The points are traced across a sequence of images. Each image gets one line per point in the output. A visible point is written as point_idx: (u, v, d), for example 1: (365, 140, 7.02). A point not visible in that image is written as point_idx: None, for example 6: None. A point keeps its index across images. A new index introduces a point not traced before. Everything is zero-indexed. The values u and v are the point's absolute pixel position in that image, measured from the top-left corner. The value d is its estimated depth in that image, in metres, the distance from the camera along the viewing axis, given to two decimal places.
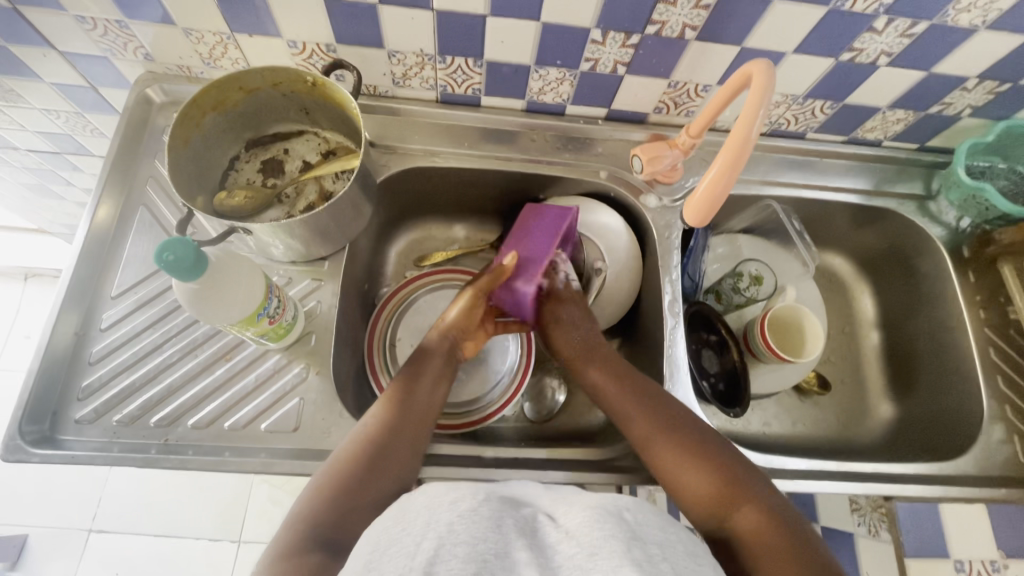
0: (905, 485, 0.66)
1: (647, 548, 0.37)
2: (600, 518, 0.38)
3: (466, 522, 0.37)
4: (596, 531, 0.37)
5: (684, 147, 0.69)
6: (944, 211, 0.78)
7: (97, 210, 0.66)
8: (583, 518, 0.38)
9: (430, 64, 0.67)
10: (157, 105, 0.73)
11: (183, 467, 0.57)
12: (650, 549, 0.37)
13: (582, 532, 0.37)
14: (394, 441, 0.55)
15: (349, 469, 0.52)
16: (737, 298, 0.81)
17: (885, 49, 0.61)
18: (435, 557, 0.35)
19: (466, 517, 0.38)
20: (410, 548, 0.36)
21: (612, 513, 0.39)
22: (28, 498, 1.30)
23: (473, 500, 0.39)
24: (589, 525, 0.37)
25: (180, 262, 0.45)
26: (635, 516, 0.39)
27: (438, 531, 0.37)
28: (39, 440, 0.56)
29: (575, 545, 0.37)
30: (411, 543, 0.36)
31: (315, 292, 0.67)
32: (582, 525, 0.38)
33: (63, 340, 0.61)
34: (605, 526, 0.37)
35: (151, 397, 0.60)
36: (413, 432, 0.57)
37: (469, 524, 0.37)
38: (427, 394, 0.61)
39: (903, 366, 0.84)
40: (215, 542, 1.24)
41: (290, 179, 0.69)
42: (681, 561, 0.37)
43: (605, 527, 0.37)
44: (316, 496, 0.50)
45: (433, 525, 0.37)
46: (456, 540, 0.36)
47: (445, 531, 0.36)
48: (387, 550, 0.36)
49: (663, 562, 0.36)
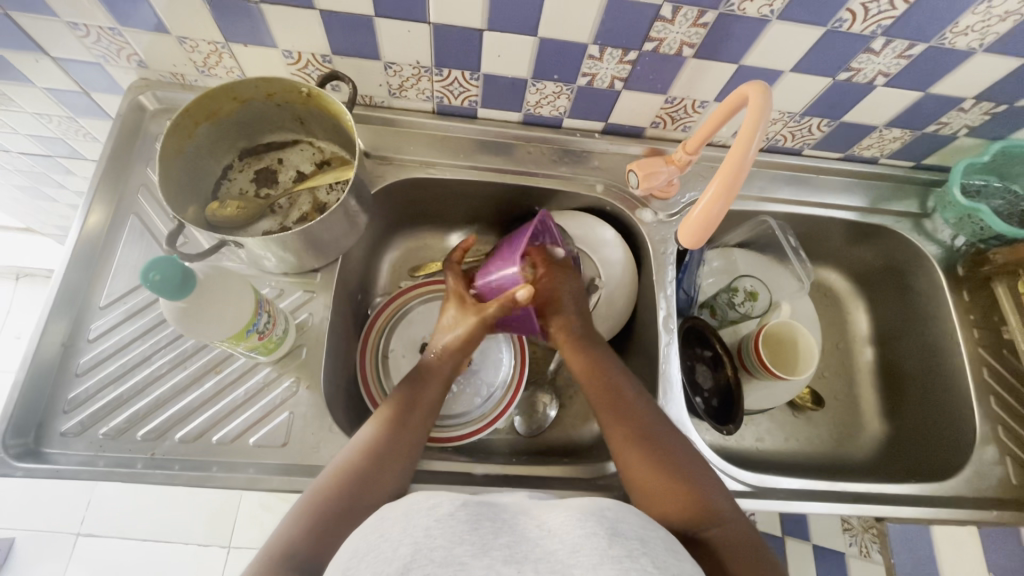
0: (898, 506, 0.66)
1: (626, 543, 0.38)
2: (583, 517, 0.39)
3: (442, 528, 0.37)
4: (577, 530, 0.38)
5: (680, 164, 0.69)
6: (939, 230, 0.78)
7: (87, 218, 0.66)
8: (566, 517, 0.40)
9: (427, 76, 0.67)
10: (150, 112, 0.72)
11: (170, 482, 0.56)
12: (630, 543, 0.38)
13: (563, 529, 0.38)
14: (387, 460, 0.54)
15: (331, 487, 0.51)
16: (732, 313, 0.81)
17: (882, 69, 0.61)
18: (411, 563, 0.35)
19: (443, 522, 0.38)
20: (386, 555, 0.36)
21: (593, 514, 0.40)
22: (15, 501, 1.29)
23: (452, 506, 0.40)
24: (571, 525, 0.39)
25: (166, 282, 0.44)
26: (615, 515, 0.40)
27: (415, 538, 0.37)
28: (22, 453, 0.55)
29: (557, 541, 0.37)
30: (388, 550, 0.36)
31: (307, 304, 0.67)
32: (564, 523, 0.39)
33: (50, 350, 0.60)
34: (586, 524, 0.38)
35: (139, 409, 0.59)
36: (406, 452, 0.56)
37: (446, 530, 0.37)
38: (425, 410, 0.60)
39: (896, 383, 0.84)
40: (204, 548, 1.23)
41: (284, 189, 0.68)
42: (661, 556, 0.38)
43: (585, 526, 0.38)
44: (296, 514, 0.50)
45: (410, 531, 0.38)
46: (432, 546, 0.36)
47: (422, 537, 0.37)
48: (365, 557, 0.37)
49: (643, 556, 0.37)
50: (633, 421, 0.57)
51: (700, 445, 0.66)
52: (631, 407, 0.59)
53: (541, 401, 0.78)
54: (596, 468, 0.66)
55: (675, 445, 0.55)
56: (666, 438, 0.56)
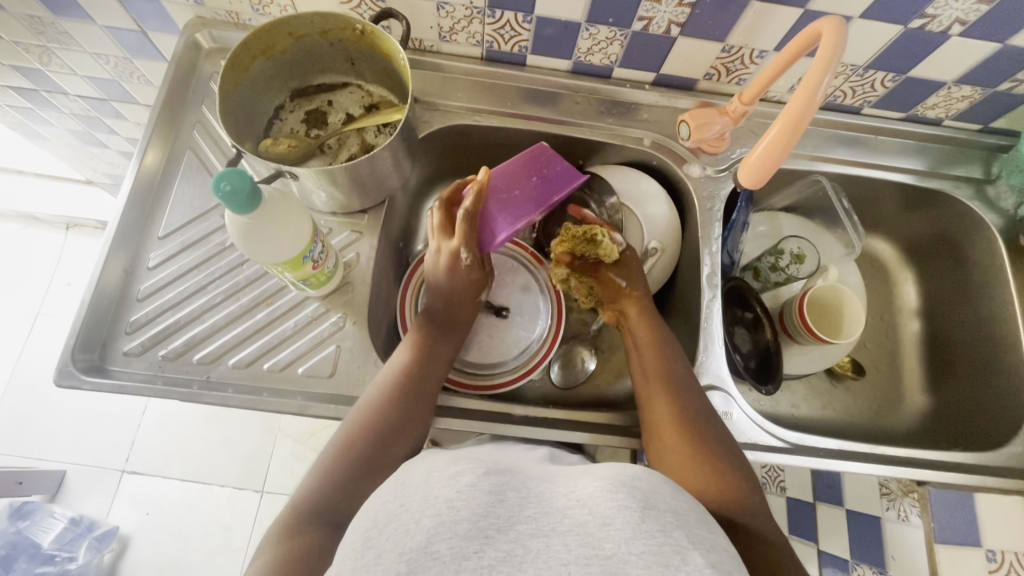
0: (942, 472, 0.65)
1: (660, 516, 0.37)
2: (613, 488, 0.39)
3: (465, 500, 0.37)
4: (609, 502, 0.38)
5: (735, 115, 0.66)
6: (1002, 197, 0.75)
7: (146, 153, 0.68)
8: (596, 488, 0.39)
9: (478, 19, 0.66)
10: (205, 51, 0.73)
11: (224, 404, 0.58)
12: (664, 517, 0.37)
13: (595, 501, 0.38)
14: (414, 396, 0.57)
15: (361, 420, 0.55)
16: (776, 276, 0.79)
17: (959, 16, 0.58)
18: (435, 535, 0.35)
19: (465, 494, 0.38)
20: (409, 525, 0.36)
21: (625, 484, 0.39)
22: (65, 437, 1.36)
23: (474, 475, 0.40)
24: (603, 495, 0.38)
25: (236, 194, 0.45)
26: (646, 485, 0.40)
27: (437, 509, 0.37)
28: (89, 367, 0.58)
29: (587, 513, 0.37)
30: (410, 521, 0.36)
31: (354, 244, 0.68)
32: (595, 495, 0.38)
33: (113, 275, 0.62)
34: (619, 496, 0.38)
35: (194, 334, 0.62)
36: (429, 390, 0.59)
37: (469, 501, 0.37)
38: (447, 345, 0.64)
39: (943, 357, 0.81)
40: (238, 490, 1.30)
41: (333, 130, 0.69)
42: (695, 529, 0.38)
43: (619, 497, 0.38)
44: (331, 448, 0.54)
45: (432, 502, 0.37)
46: (456, 518, 0.36)
47: (445, 508, 0.37)
48: (386, 527, 0.37)
49: (677, 530, 0.37)
50: (659, 370, 0.61)
51: (739, 400, 0.65)
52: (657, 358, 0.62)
53: (581, 354, 0.79)
54: (630, 417, 0.66)
55: (699, 410, 0.57)
56: (694, 406, 0.58)
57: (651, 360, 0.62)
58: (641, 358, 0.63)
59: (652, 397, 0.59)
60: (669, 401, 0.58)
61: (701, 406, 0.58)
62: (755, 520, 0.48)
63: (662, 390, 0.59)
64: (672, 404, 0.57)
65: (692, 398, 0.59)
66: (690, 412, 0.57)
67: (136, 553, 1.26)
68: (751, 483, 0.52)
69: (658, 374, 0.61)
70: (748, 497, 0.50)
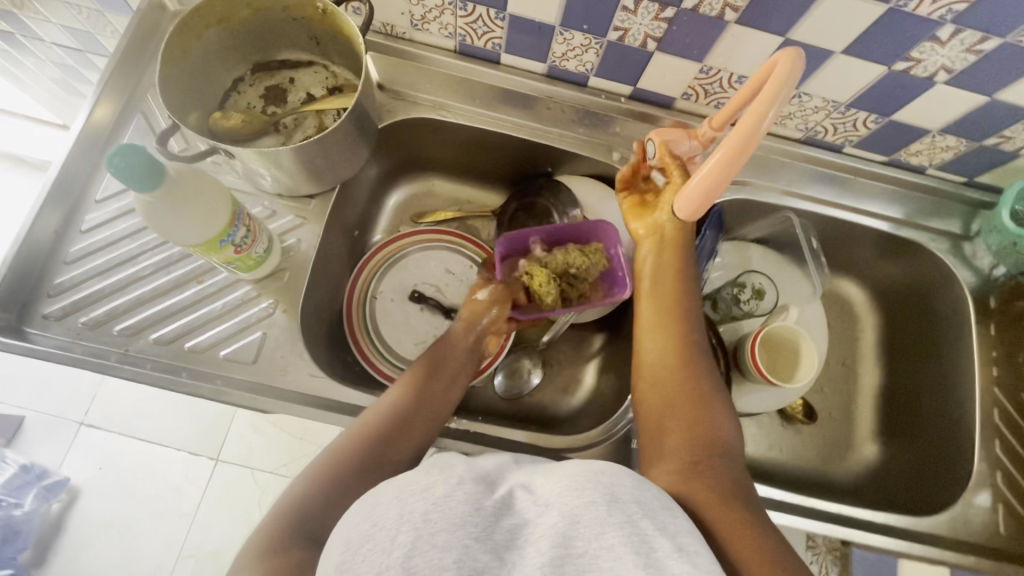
0: (868, 533, 0.63)
1: (625, 507, 0.34)
2: (579, 483, 0.34)
3: (440, 510, 0.32)
4: (572, 499, 0.33)
5: (704, 139, 0.62)
6: (979, 256, 0.73)
7: (94, 111, 0.65)
8: (561, 488, 0.34)
9: (450, 10, 0.63)
10: (170, 13, 0.70)
11: (139, 379, 0.57)
12: (629, 507, 0.34)
13: (561, 502, 0.33)
14: (413, 423, 0.55)
15: (355, 432, 0.52)
16: (736, 309, 0.77)
17: (946, 64, 0.55)
18: (412, 552, 0.30)
19: (442, 505, 0.32)
20: (384, 545, 0.30)
21: (589, 476, 0.35)
22: (27, 383, 1.35)
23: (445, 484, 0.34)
24: (567, 494, 0.34)
25: (132, 170, 0.43)
26: (611, 478, 0.35)
27: (411, 523, 0.31)
28: (5, 327, 0.57)
29: (553, 515, 0.33)
30: (386, 539, 0.31)
31: (297, 229, 0.66)
32: (561, 495, 0.34)
33: (43, 234, 0.61)
34: (585, 491, 0.34)
35: (118, 305, 0.60)
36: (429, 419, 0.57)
37: (446, 511, 0.32)
38: (449, 376, 0.61)
39: (898, 412, 0.79)
40: (193, 457, 1.29)
41: (291, 109, 0.66)
42: (660, 513, 0.35)
43: (585, 493, 0.34)
44: (319, 458, 0.51)
45: (406, 517, 0.32)
46: (432, 531, 0.31)
47: (420, 522, 0.31)
48: (360, 548, 0.31)
49: (643, 518, 0.34)
50: (670, 349, 0.57)
51: None
52: (675, 331, 0.58)
53: (525, 367, 0.76)
54: (560, 440, 0.64)
55: (706, 403, 0.53)
56: (700, 395, 0.54)
57: (671, 334, 0.58)
58: (653, 321, 0.59)
59: (654, 375, 0.56)
60: (674, 385, 0.54)
61: (709, 396, 0.54)
62: (747, 525, 0.43)
63: (672, 369, 0.55)
64: (677, 390, 0.54)
65: (699, 384, 0.54)
66: (695, 400, 0.53)
67: (86, 505, 1.26)
68: (749, 494, 0.46)
69: (671, 350, 0.56)
70: (742, 503, 0.45)
